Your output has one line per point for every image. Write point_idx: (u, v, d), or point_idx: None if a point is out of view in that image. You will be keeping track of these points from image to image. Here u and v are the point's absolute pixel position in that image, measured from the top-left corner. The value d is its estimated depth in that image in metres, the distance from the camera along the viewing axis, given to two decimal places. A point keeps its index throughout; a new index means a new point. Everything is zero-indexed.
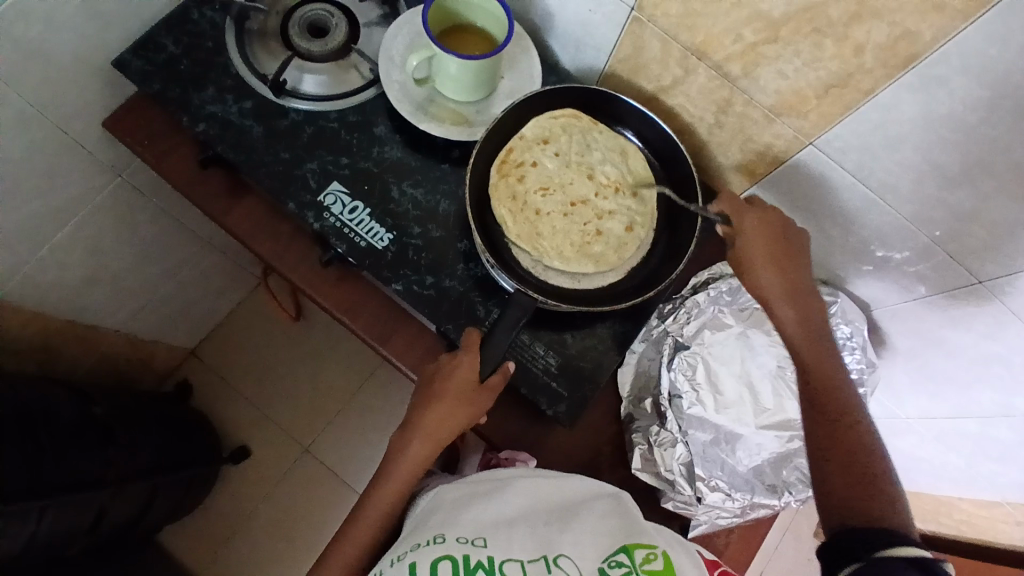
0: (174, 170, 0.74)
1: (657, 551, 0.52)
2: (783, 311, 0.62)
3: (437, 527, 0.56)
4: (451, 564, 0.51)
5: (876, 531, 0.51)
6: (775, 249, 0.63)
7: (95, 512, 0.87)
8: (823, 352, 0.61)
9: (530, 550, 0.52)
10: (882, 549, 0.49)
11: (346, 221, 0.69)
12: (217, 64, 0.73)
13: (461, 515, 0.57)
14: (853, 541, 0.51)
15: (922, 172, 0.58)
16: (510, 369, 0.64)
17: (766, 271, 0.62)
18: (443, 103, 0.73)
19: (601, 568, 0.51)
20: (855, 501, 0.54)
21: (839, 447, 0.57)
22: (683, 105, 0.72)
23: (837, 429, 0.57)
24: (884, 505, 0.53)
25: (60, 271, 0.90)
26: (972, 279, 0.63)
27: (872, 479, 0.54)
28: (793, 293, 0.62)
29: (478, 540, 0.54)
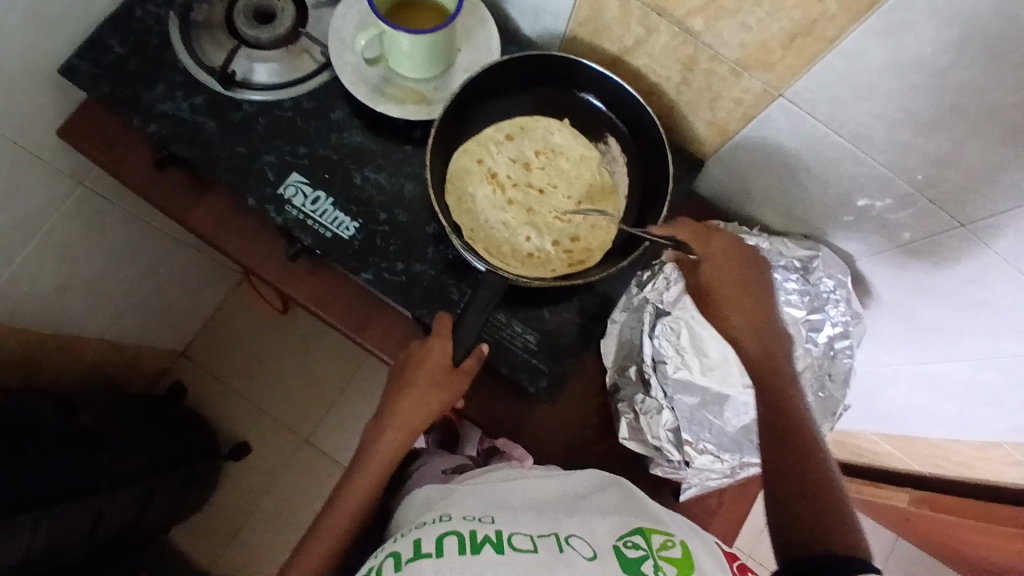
0: (131, 172, 0.72)
1: (674, 539, 0.52)
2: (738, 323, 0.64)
3: (443, 508, 0.55)
4: (457, 539, 0.50)
5: (839, 554, 0.50)
6: (731, 278, 0.65)
7: (92, 518, 0.88)
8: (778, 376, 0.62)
9: (539, 527, 0.52)
10: (858, 574, 0.48)
11: (309, 212, 0.67)
12: (165, 60, 0.70)
13: (468, 500, 0.56)
14: (830, 559, 0.50)
15: (894, 118, 0.56)
16: (484, 351, 0.63)
17: (733, 311, 0.64)
18: (400, 83, 0.71)
19: (616, 547, 0.50)
20: (823, 525, 0.53)
21: (801, 484, 0.56)
22: (648, 66, 0.69)
23: (790, 461, 0.57)
24: (846, 529, 0.52)
25: (34, 283, 0.89)
26: (953, 223, 0.62)
27: (831, 511, 0.54)
28: (737, 305, 0.64)
29: (483, 517, 0.53)
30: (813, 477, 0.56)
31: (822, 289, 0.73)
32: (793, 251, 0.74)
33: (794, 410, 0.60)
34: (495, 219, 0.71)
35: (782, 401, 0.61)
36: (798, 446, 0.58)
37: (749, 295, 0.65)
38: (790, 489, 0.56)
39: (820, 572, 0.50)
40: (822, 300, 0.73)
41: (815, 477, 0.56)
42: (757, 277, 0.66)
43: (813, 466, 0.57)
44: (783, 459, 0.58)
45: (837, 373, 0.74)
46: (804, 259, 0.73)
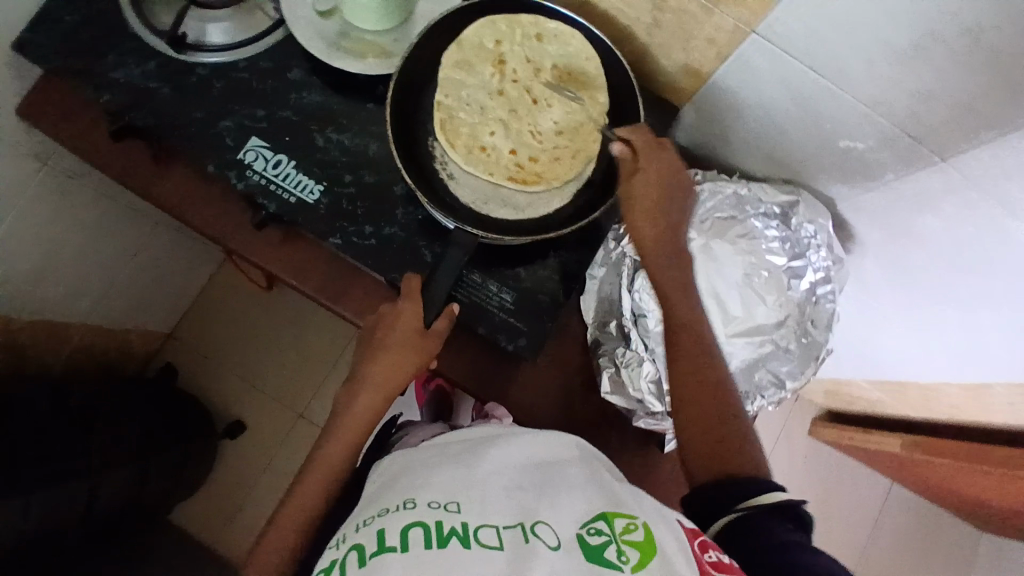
0: (90, 147, 0.70)
1: (638, 522, 0.49)
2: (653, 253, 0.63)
3: (407, 492, 0.53)
4: (423, 532, 0.47)
5: (740, 481, 0.55)
6: (654, 196, 0.63)
7: (88, 498, 0.88)
8: (682, 303, 0.62)
9: (506, 516, 0.49)
10: (749, 499, 0.53)
11: (271, 177, 0.66)
12: (113, 25, 0.68)
13: (434, 480, 0.53)
14: (729, 489, 0.55)
15: (869, 50, 0.54)
16: (456, 311, 0.61)
17: (646, 225, 0.63)
18: (358, 36, 0.68)
19: (580, 535, 0.48)
20: (723, 453, 0.57)
21: (699, 419, 0.59)
22: (616, 7, 0.67)
23: (692, 399, 0.60)
24: (746, 453, 0.58)
25: (8, 267, 0.87)
26: (933, 158, 0.60)
27: (734, 435, 0.58)
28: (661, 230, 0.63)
29: (450, 505, 0.50)
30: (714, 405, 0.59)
31: (802, 235, 0.72)
32: (774, 196, 0.73)
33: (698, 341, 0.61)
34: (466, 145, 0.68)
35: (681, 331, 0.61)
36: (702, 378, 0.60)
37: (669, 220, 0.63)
38: (692, 425, 0.59)
39: (718, 508, 0.54)
40: (802, 246, 0.72)
41: (717, 406, 0.59)
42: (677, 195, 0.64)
43: (714, 393, 0.60)
44: (688, 395, 0.60)
45: (820, 318, 0.73)
46: (784, 205, 0.73)
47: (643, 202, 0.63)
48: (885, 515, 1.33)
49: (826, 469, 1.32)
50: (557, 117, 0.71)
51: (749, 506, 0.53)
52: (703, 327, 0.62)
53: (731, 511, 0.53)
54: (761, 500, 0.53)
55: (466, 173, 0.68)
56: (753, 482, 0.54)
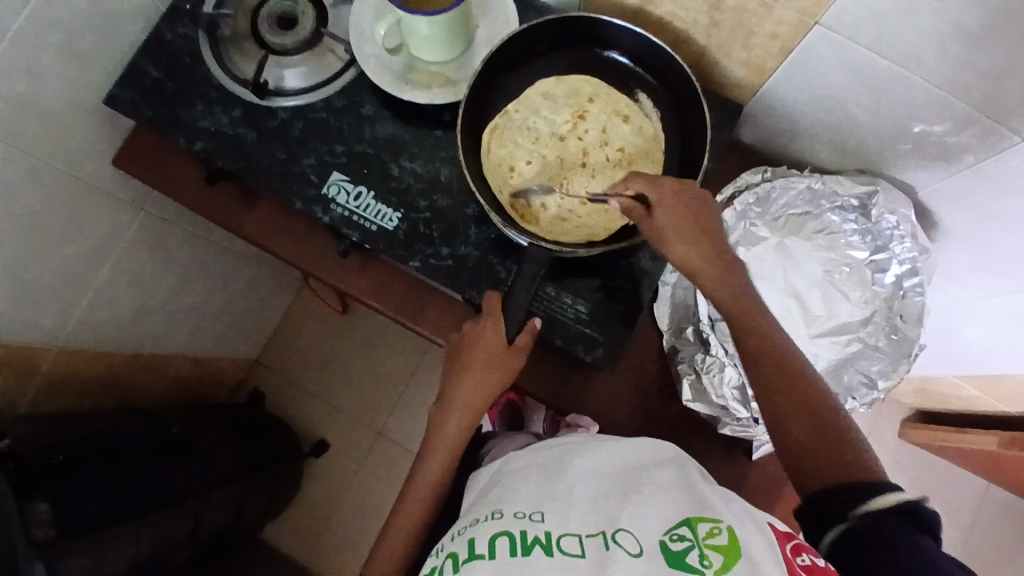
0: (185, 192, 0.76)
1: (722, 526, 0.48)
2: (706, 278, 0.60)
3: (496, 501, 0.55)
4: (508, 540, 0.50)
5: (847, 488, 0.50)
6: (683, 220, 0.60)
7: (191, 521, 0.94)
8: (750, 317, 0.59)
9: (588, 524, 0.50)
10: (859, 506, 0.48)
11: (353, 208, 0.69)
12: (198, 78, 0.73)
13: (520, 488, 0.56)
14: (835, 502, 0.50)
15: (942, 32, 0.52)
16: (537, 325, 0.63)
17: (681, 247, 0.60)
18: (423, 68, 0.71)
19: (663, 541, 0.48)
20: (829, 461, 0.52)
21: (796, 428, 0.54)
22: (673, 13, 0.67)
23: (791, 411, 0.55)
24: (855, 453, 0.52)
25: (111, 309, 0.95)
26: (1014, 139, 0.57)
27: (836, 439, 0.53)
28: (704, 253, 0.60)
29: (535, 514, 0.52)
30: (807, 413, 0.54)
31: (884, 227, 0.69)
32: (851, 188, 0.70)
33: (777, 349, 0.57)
34: (527, 164, 0.70)
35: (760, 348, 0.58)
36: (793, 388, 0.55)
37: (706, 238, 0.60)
38: (793, 434, 0.54)
39: (826, 518, 0.50)
40: (885, 239, 0.69)
41: (814, 412, 0.54)
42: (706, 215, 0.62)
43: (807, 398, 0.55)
44: (782, 405, 0.55)
45: (909, 313, 0.70)
46: (862, 196, 0.69)
47: (673, 227, 0.60)
48: (987, 519, 1.24)
49: (916, 471, 1.25)
50: (617, 148, 0.70)
51: (863, 513, 0.48)
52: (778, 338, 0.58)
53: (837, 523, 0.49)
54: (874, 504, 0.48)
55: (522, 189, 0.70)
56: (863, 484, 0.50)
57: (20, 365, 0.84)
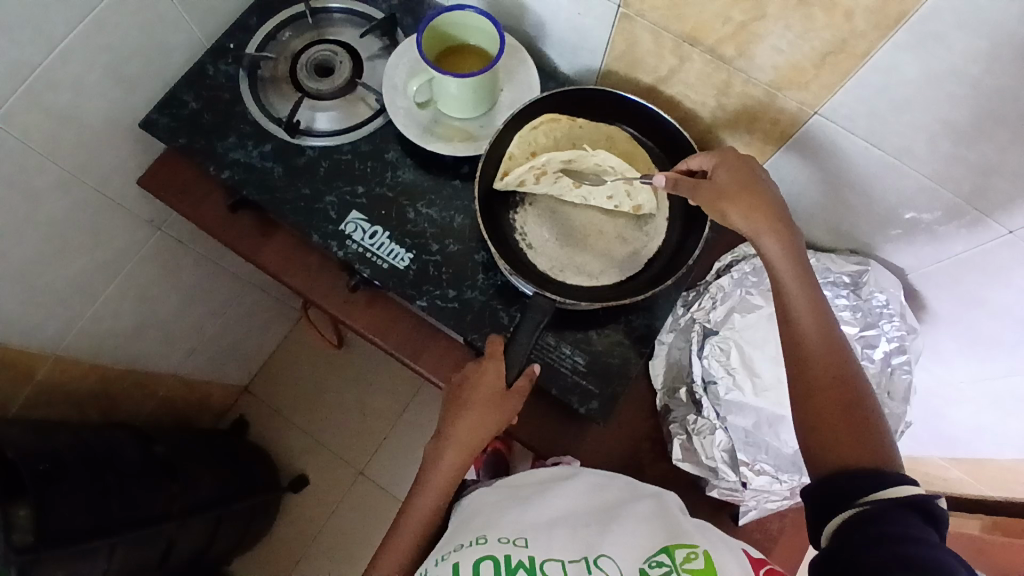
0: (207, 218, 0.79)
1: (698, 550, 0.51)
2: (766, 244, 0.60)
3: (480, 528, 0.57)
4: (492, 563, 0.51)
5: (853, 475, 0.50)
6: (740, 190, 0.61)
7: (165, 545, 0.93)
8: (800, 287, 0.58)
9: (571, 550, 0.52)
10: (868, 495, 0.48)
11: (368, 246, 0.72)
12: (235, 113, 0.77)
13: (504, 516, 0.57)
14: (844, 486, 0.49)
15: (933, 128, 0.57)
16: (536, 372, 0.65)
17: (738, 216, 0.60)
18: (448, 123, 0.75)
19: (642, 568, 0.50)
20: (843, 444, 0.52)
21: (824, 401, 0.54)
22: (684, 94, 0.72)
23: (822, 386, 0.54)
24: (873, 442, 0.52)
25: (114, 322, 0.96)
26: (1000, 231, 0.61)
27: (857, 426, 0.52)
28: (763, 229, 0.60)
29: (518, 540, 0.54)
30: (839, 395, 0.54)
31: (873, 305, 0.72)
32: (842, 265, 0.74)
33: (820, 332, 0.56)
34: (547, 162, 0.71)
35: (804, 327, 0.57)
36: (827, 365, 0.55)
37: (768, 207, 0.60)
38: (817, 407, 0.54)
39: (836, 500, 0.49)
40: (874, 316, 0.72)
41: (841, 396, 0.54)
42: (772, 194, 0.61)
43: (839, 378, 0.54)
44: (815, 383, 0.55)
45: (896, 390, 0.72)
46: (853, 273, 0.73)
47: (724, 196, 0.61)
48: None
49: None
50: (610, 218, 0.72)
51: (873, 500, 0.47)
52: (827, 313, 0.57)
53: (848, 509, 0.48)
54: (887, 494, 0.47)
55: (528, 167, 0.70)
56: (876, 475, 0.49)
57: (18, 368, 0.84)
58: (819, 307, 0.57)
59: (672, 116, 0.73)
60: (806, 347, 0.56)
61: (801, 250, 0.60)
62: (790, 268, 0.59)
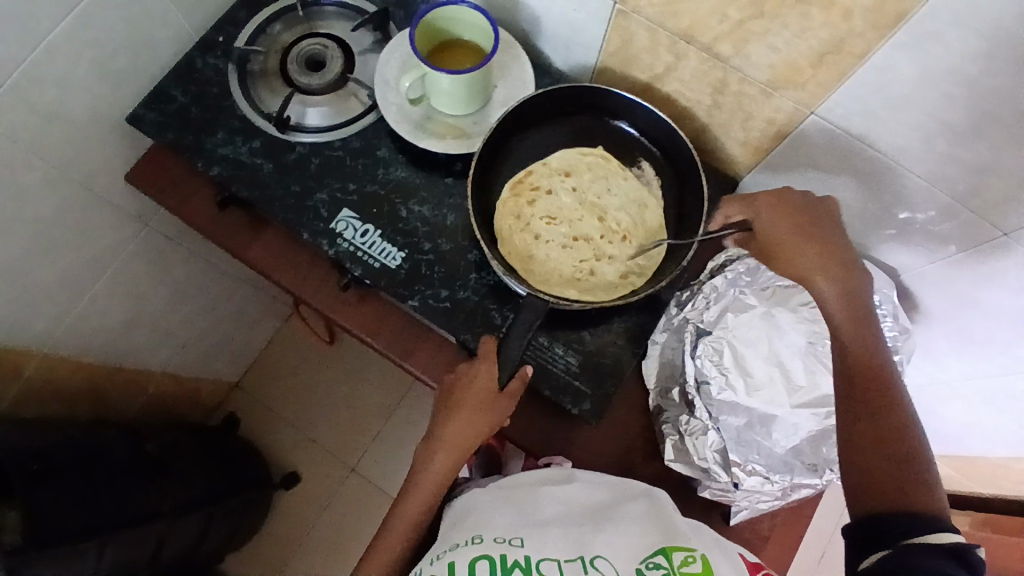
0: (195, 214, 0.78)
1: (697, 554, 0.51)
2: (825, 287, 0.61)
3: (475, 527, 0.56)
4: (489, 563, 0.51)
5: (896, 516, 0.50)
6: (800, 235, 0.62)
7: (156, 543, 0.92)
8: (861, 333, 0.59)
9: (567, 549, 0.52)
10: (910, 537, 0.48)
11: (359, 244, 0.71)
12: (224, 108, 0.76)
13: (498, 515, 0.57)
14: (886, 526, 0.50)
15: (930, 128, 0.57)
16: (528, 374, 0.64)
17: (801, 257, 0.62)
18: (440, 119, 0.74)
19: (638, 570, 0.50)
20: (890, 486, 0.52)
21: (875, 442, 0.54)
22: (679, 92, 0.71)
23: (873, 430, 0.55)
24: (921, 490, 0.51)
25: (102, 319, 0.95)
26: (996, 233, 0.61)
27: (908, 471, 0.52)
28: (822, 273, 0.61)
29: (514, 539, 0.54)
30: (890, 441, 0.54)
31: None
32: None
33: (877, 384, 0.57)
34: (569, 190, 0.73)
35: (857, 368, 0.57)
36: (880, 409, 0.55)
37: (833, 256, 0.61)
38: (866, 451, 0.54)
39: (876, 535, 0.50)
40: None
41: (893, 439, 0.54)
42: (840, 243, 0.62)
43: (889, 425, 0.54)
44: (866, 425, 0.55)
45: None
46: None
47: (787, 239, 0.63)
48: None
49: None
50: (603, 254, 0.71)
51: (912, 542, 0.48)
52: (885, 362, 0.58)
53: (886, 545, 0.49)
54: (928, 539, 0.47)
55: (543, 180, 0.73)
56: (921, 520, 0.49)
57: (5, 367, 0.83)
58: (877, 355, 0.58)
59: (667, 115, 0.72)
60: (862, 392, 0.56)
61: (866, 299, 0.60)
62: (850, 315, 0.59)
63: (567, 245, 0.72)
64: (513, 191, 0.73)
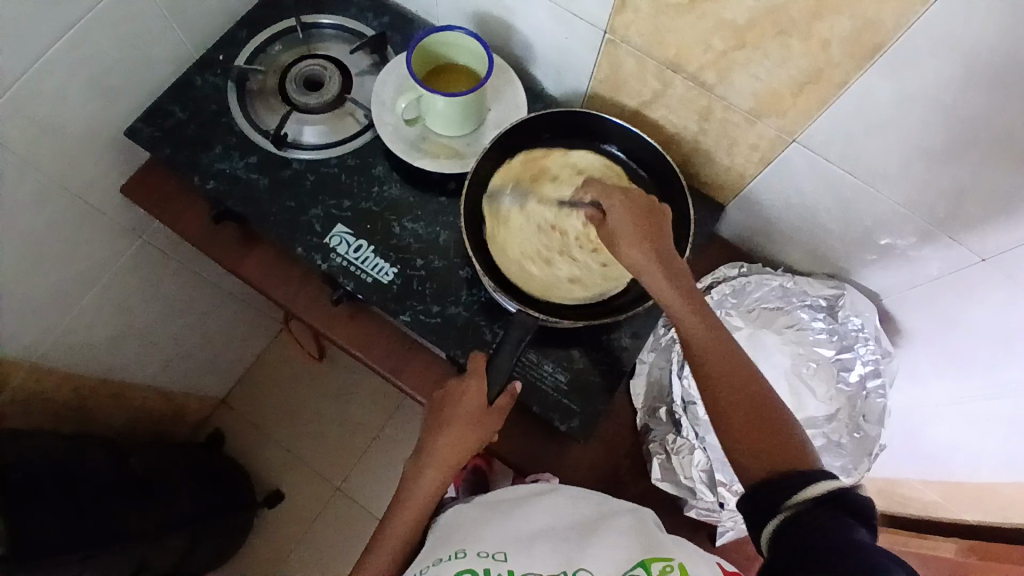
0: (189, 229, 0.78)
1: (674, 564, 0.50)
2: (651, 272, 0.60)
3: (460, 541, 0.57)
4: None
5: (778, 480, 0.50)
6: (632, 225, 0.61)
7: (138, 560, 0.90)
8: (693, 310, 0.58)
9: (551, 563, 0.52)
10: (795, 496, 0.48)
11: (352, 259, 0.72)
12: (221, 124, 0.77)
13: (484, 529, 0.58)
14: (773, 494, 0.49)
15: (908, 153, 0.59)
16: (518, 390, 0.65)
17: (632, 246, 0.61)
18: (435, 139, 0.76)
19: None
20: (766, 450, 0.52)
21: (742, 413, 0.54)
22: (666, 117, 0.74)
23: (736, 401, 0.54)
24: (791, 445, 0.52)
25: (90, 332, 0.94)
26: (975, 258, 0.63)
27: (775, 428, 0.53)
28: (651, 259, 0.60)
29: (498, 554, 0.54)
30: (749, 406, 0.54)
31: (849, 328, 0.73)
32: (819, 290, 0.75)
33: (727, 349, 0.57)
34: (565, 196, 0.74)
35: (702, 345, 0.57)
36: (730, 381, 0.55)
37: (654, 235, 0.61)
38: (734, 423, 0.54)
39: (767, 504, 0.49)
40: (850, 339, 0.73)
41: (751, 403, 0.54)
42: (660, 227, 0.62)
43: (746, 390, 0.55)
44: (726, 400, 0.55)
45: (871, 412, 0.73)
46: (829, 298, 0.74)
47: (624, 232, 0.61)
48: None
49: None
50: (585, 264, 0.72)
51: (803, 501, 0.47)
52: (719, 328, 0.58)
53: (780, 513, 0.48)
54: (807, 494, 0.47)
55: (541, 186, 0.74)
56: (799, 476, 0.49)
57: None
58: (714, 326, 0.58)
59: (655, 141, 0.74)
60: (719, 364, 0.56)
61: (684, 275, 0.61)
62: (678, 294, 0.59)
63: (552, 249, 0.72)
64: (510, 192, 0.74)
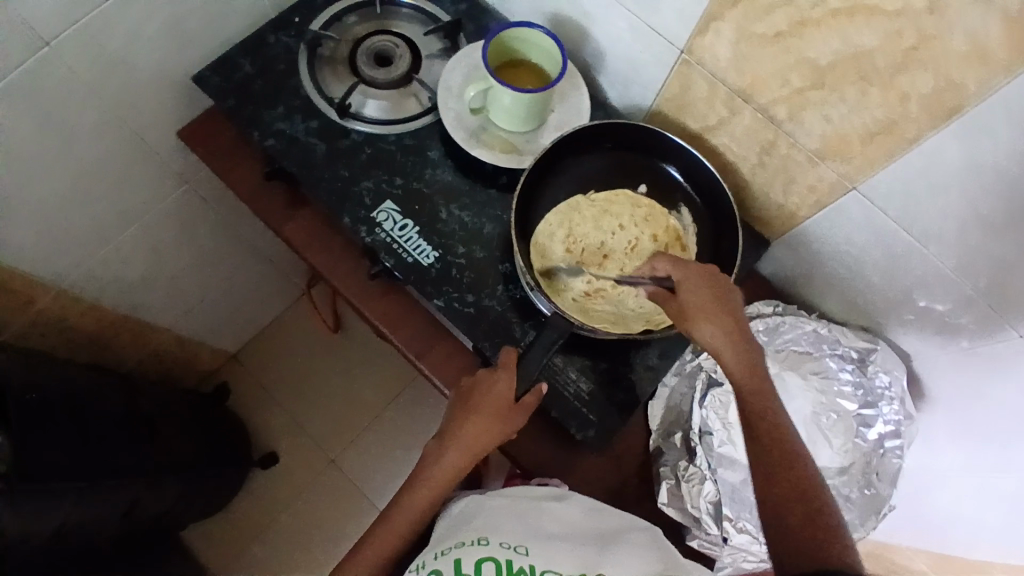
0: (239, 181, 0.79)
1: None
2: (725, 348, 0.60)
3: (481, 528, 0.58)
4: (494, 566, 0.53)
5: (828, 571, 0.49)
6: (711, 298, 0.62)
7: (127, 504, 0.90)
8: (771, 403, 0.59)
9: (571, 565, 0.54)
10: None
11: (395, 237, 0.72)
12: (288, 85, 0.78)
13: (504, 520, 0.59)
14: None
15: (965, 220, 0.59)
16: (544, 390, 0.65)
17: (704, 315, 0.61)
18: (495, 132, 0.77)
19: None
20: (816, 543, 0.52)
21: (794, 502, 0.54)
22: (727, 146, 0.73)
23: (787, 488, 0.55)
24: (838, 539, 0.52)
25: (121, 268, 0.95)
26: (1012, 333, 0.63)
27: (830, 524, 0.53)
28: (721, 336, 0.61)
29: (520, 547, 0.55)
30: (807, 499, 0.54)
31: (876, 384, 0.73)
32: (852, 340, 0.75)
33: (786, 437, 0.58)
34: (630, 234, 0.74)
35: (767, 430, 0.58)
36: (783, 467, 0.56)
37: (728, 310, 0.62)
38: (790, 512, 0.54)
39: None
40: (876, 396, 0.72)
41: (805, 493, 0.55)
42: (737, 307, 0.62)
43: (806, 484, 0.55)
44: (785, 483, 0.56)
45: (884, 471, 0.73)
46: (862, 350, 0.74)
47: (698, 306, 0.61)
48: None
49: None
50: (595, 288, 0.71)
51: None
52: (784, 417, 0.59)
53: None
54: None
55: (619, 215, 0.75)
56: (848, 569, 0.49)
57: (19, 296, 0.83)
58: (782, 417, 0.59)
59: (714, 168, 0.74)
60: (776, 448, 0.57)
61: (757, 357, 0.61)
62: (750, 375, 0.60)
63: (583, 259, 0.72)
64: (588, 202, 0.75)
